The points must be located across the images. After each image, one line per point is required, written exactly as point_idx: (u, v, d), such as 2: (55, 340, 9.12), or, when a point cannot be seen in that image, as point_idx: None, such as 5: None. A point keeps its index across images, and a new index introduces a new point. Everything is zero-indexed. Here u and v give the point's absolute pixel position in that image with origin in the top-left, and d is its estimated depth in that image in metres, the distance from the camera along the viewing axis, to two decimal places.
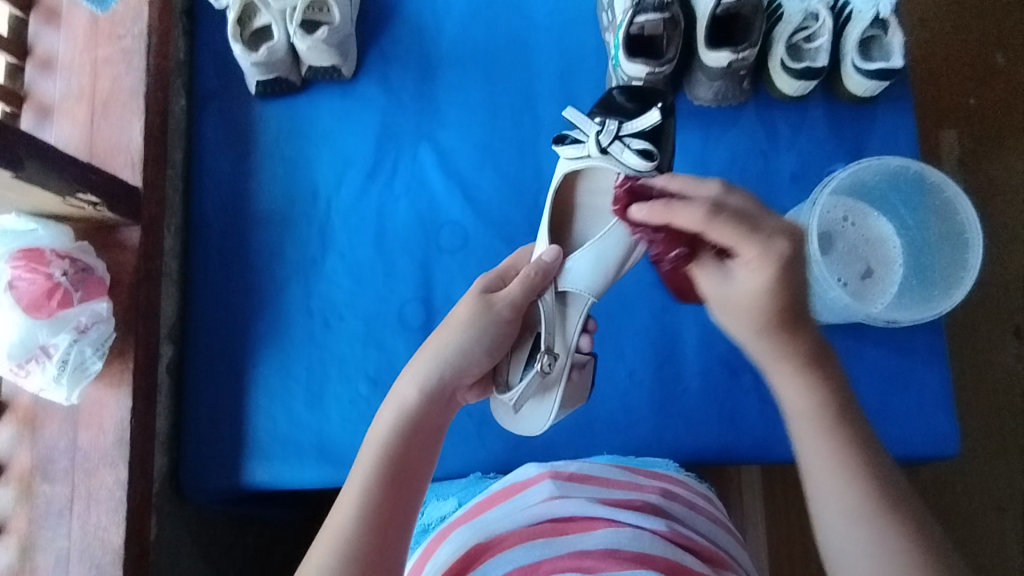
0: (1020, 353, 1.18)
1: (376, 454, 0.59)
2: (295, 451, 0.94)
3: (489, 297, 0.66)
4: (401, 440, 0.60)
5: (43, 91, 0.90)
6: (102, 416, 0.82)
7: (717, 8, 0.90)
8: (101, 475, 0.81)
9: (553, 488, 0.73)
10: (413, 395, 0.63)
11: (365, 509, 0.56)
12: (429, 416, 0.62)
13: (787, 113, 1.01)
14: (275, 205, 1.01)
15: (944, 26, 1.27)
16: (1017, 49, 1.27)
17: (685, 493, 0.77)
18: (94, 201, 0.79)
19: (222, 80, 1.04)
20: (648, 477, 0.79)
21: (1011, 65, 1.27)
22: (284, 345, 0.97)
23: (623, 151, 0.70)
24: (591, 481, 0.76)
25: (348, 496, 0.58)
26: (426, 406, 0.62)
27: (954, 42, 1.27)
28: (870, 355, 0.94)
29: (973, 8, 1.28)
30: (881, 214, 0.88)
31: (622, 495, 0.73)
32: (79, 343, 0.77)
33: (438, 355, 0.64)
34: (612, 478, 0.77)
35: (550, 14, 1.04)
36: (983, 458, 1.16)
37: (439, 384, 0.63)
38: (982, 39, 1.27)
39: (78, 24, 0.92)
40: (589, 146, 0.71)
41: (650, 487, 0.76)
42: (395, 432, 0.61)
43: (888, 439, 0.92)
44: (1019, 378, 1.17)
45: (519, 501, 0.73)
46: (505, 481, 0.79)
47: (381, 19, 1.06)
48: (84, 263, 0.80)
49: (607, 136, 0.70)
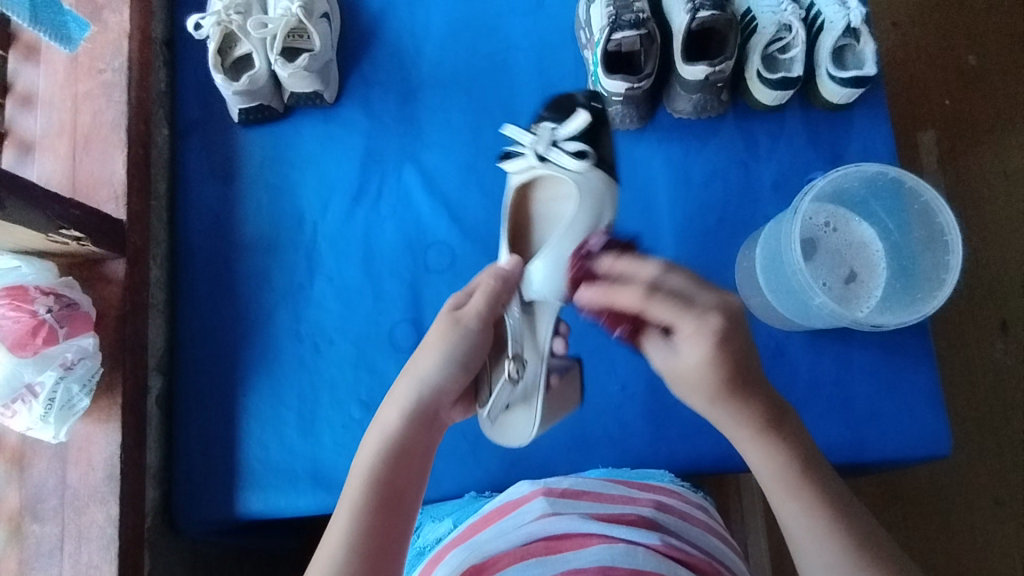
0: (1008, 348, 1.20)
1: (362, 478, 0.59)
2: (289, 478, 0.93)
3: (455, 315, 0.64)
4: (389, 464, 0.59)
5: (24, 127, 0.90)
6: (91, 452, 0.81)
7: (693, 23, 0.91)
8: (92, 513, 0.80)
9: (547, 505, 0.73)
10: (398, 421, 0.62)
11: (354, 539, 0.56)
12: (417, 438, 0.62)
13: (766, 123, 1.03)
14: (261, 231, 1.01)
15: (916, 31, 1.30)
16: (988, 50, 1.30)
17: (679, 504, 0.77)
18: (78, 236, 0.78)
19: (204, 109, 1.04)
20: (642, 490, 0.79)
21: (983, 66, 1.30)
22: (274, 372, 0.97)
23: (559, 152, 0.73)
24: (584, 496, 0.76)
25: (338, 525, 0.57)
26: (413, 430, 0.62)
27: (927, 46, 1.29)
28: (858, 359, 0.95)
29: (943, 12, 1.31)
30: (862, 219, 0.89)
31: (616, 510, 0.73)
32: (66, 380, 0.76)
33: (419, 381, 0.63)
34: (606, 492, 0.77)
35: (529, 34, 1.05)
36: (978, 454, 1.17)
37: (423, 406, 0.62)
38: (954, 41, 1.30)
39: (57, 59, 0.92)
40: (529, 156, 0.74)
41: (644, 500, 0.76)
42: (380, 457, 0.60)
43: (881, 440, 0.92)
44: (1009, 373, 1.19)
45: (514, 519, 0.73)
46: (499, 500, 0.79)
47: (361, 44, 1.07)
48: (69, 298, 0.79)
49: (541, 142, 0.74)
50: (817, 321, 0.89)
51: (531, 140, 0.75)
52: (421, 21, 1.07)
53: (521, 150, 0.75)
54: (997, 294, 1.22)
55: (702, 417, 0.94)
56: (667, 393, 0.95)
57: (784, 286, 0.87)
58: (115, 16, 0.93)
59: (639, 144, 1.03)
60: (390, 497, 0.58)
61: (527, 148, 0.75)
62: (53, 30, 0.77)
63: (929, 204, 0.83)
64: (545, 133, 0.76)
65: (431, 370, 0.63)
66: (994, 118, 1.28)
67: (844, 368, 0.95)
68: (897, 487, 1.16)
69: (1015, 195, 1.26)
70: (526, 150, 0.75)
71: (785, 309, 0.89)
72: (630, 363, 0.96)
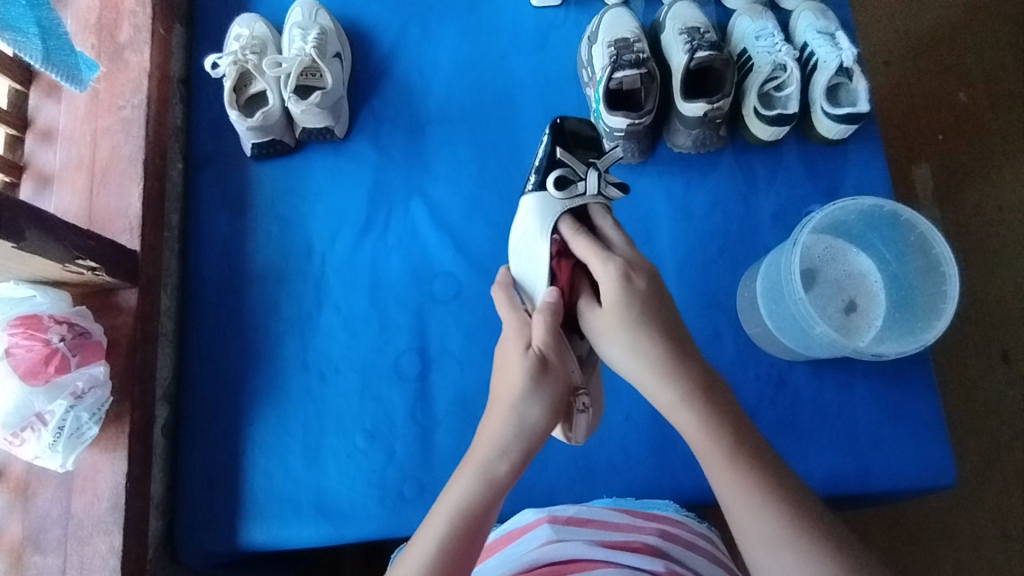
0: (1010, 379, 1.20)
1: (453, 512, 0.53)
2: (293, 508, 0.93)
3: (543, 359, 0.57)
4: (485, 502, 0.53)
5: (43, 161, 0.93)
6: (97, 481, 0.81)
7: (691, 63, 0.96)
8: (95, 543, 0.80)
9: (551, 532, 0.73)
10: (506, 470, 0.54)
11: (434, 571, 0.50)
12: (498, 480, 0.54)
13: (764, 157, 1.06)
14: (271, 261, 1.03)
15: (907, 68, 1.34)
16: (978, 87, 1.34)
17: (682, 532, 0.77)
18: (93, 266, 0.79)
19: (218, 144, 1.08)
20: (647, 520, 0.79)
21: (973, 102, 1.34)
22: (280, 401, 0.97)
23: (610, 190, 0.70)
24: (589, 524, 0.76)
25: (419, 553, 0.51)
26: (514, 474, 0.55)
27: (918, 84, 1.34)
28: (861, 389, 0.96)
29: (934, 50, 1.35)
30: (860, 250, 0.91)
31: (622, 536, 0.73)
32: (75, 409, 0.76)
33: (521, 427, 0.55)
34: (611, 520, 0.77)
35: (533, 73, 1.10)
36: (984, 484, 1.16)
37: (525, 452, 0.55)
38: (944, 79, 1.34)
39: (78, 97, 0.95)
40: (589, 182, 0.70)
41: (649, 529, 0.76)
42: (477, 497, 0.53)
43: (885, 473, 0.93)
44: (1009, 404, 1.19)
45: (519, 546, 0.72)
46: (506, 528, 0.81)
47: (372, 83, 1.11)
48: (81, 327, 0.79)
49: (597, 178, 0.70)
50: (820, 352, 0.89)
51: (592, 175, 0.70)
52: (429, 59, 1.11)
53: (577, 182, 0.70)
54: (995, 325, 1.23)
55: None
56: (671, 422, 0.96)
57: (785, 316, 0.88)
58: (137, 55, 0.97)
59: (641, 177, 1.06)
60: (474, 544, 0.52)
61: (587, 181, 0.70)
62: (63, 70, 0.73)
63: (924, 235, 0.84)
64: (599, 165, 0.70)
65: (540, 421, 0.56)
66: (985, 152, 1.31)
67: (846, 398, 0.96)
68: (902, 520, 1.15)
69: (1010, 227, 1.28)
70: (583, 181, 0.70)
71: (786, 339, 0.89)
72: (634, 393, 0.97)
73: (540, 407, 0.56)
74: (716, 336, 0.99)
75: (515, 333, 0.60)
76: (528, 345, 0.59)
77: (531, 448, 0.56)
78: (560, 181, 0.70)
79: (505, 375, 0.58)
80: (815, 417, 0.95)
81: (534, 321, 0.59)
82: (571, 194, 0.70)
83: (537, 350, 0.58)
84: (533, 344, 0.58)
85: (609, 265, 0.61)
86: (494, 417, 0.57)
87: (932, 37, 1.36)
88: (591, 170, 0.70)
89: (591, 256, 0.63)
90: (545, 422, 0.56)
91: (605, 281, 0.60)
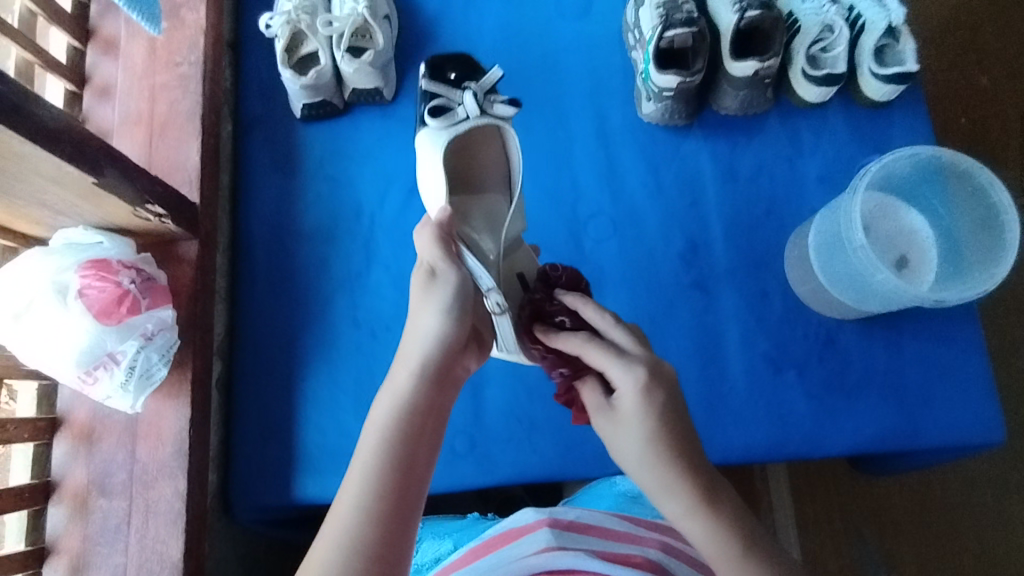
0: None
1: (382, 434, 0.54)
2: (345, 462, 0.94)
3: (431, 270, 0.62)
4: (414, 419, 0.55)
5: (101, 116, 0.94)
6: (161, 427, 0.82)
7: (740, 22, 0.97)
8: (160, 487, 0.80)
9: (551, 537, 0.73)
10: (410, 383, 0.56)
11: (370, 489, 0.51)
12: (430, 398, 0.56)
13: (809, 120, 1.06)
14: (321, 221, 1.04)
15: None
16: None
17: (684, 547, 0.76)
18: (161, 213, 0.79)
19: (268, 106, 1.08)
20: (649, 530, 0.78)
21: None
22: (332, 357, 0.99)
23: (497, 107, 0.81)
24: (590, 531, 0.76)
25: (354, 479, 0.52)
26: (430, 389, 0.56)
27: None
28: (910, 347, 0.96)
29: None
30: (914, 206, 0.91)
31: (625, 549, 0.72)
32: (146, 349, 0.77)
33: (424, 339, 0.58)
34: (614, 530, 0.77)
35: (577, 39, 1.12)
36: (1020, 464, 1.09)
37: (441, 364, 0.57)
38: None
39: (135, 54, 0.96)
40: (466, 107, 0.79)
41: (650, 540, 0.75)
42: (390, 423, 0.54)
43: (933, 432, 0.93)
44: None
45: (517, 547, 0.73)
46: (505, 527, 0.81)
47: (418, 47, 1.12)
48: (147, 273, 0.80)
49: (473, 102, 0.79)
50: (873, 305, 0.89)
51: (469, 98, 0.79)
52: (474, 24, 1.13)
53: (457, 109, 0.80)
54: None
55: (755, 404, 0.96)
56: (720, 381, 0.97)
57: (841, 269, 0.88)
58: (192, 14, 0.98)
59: (686, 140, 1.07)
60: (411, 458, 0.54)
61: (465, 105, 0.80)
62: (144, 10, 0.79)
63: (981, 184, 0.84)
64: (475, 90, 0.81)
65: (435, 325, 0.58)
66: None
67: (895, 357, 0.96)
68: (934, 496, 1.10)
69: None
70: (463, 108, 0.80)
71: (842, 293, 0.89)
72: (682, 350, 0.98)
73: (434, 315, 0.59)
74: (764, 295, 1.00)
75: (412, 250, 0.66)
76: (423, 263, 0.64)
77: (443, 357, 0.58)
78: (439, 112, 0.81)
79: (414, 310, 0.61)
80: (863, 375, 0.96)
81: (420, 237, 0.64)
82: (451, 119, 0.80)
83: (428, 266, 0.62)
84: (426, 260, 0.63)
85: (626, 372, 0.57)
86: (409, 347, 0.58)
87: None
88: (466, 91, 0.80)
89: (603, 361, 0.58)
90: (452, 334, 0.58)
91: (623, 385, 0.57)
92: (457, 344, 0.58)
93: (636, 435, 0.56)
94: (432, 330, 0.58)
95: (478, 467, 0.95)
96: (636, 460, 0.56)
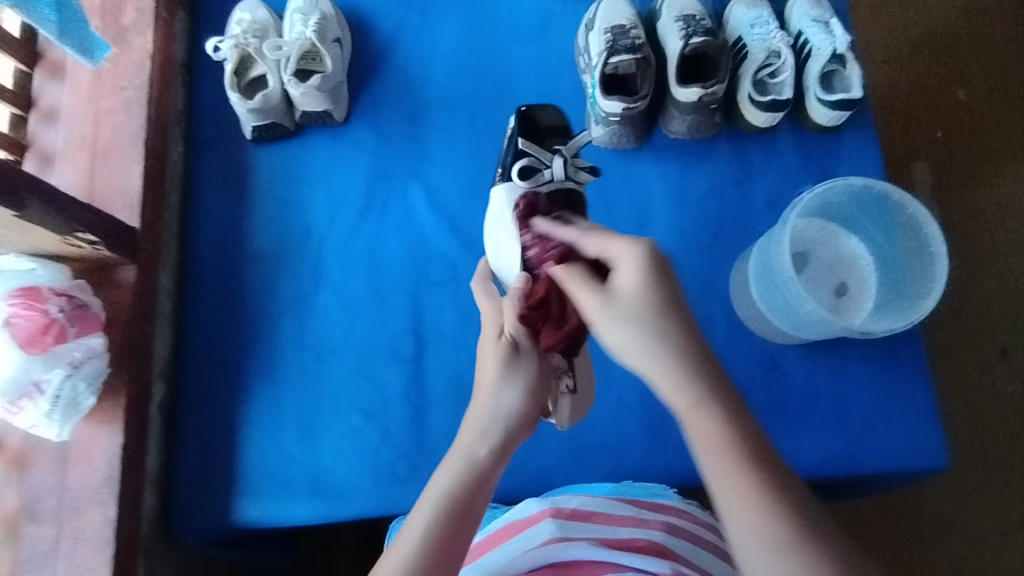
0: (1010, 376, 1.22)
1: (440, 494, 0.58)
2: (286, 486, 0.94)
3: (513, 341, 0.66)
4: (473, 488, 0.59)
5: (46, 140, 0.94)
6: (93, 453, 0.82)
7: (685, 48, 0.97)
8: (89, 514, 0.80)
9: (554, 528, 0.75)
10: (484, 453, 0.60)
11: (426, 543, 0.55)
12: (491, 473, 0.60)
13: (758, 144, 1.06)
14: (270, 244, 1.04)
15: (909, 64, 1.36)
16: (977, 85, 1.35)
17: (688, 526, 0.78)
18: (94, 240, 0.80)
19: (219, 127, 1.09)
20: (652, 512, 0.80)
21: (972, 101, 1.34)
22: (276, 380, 0.98)
23: (580, 175, 0.76)
24: (592, 518, 0.78)
25: (413, 528, 0.57)
26: (495, 463, 0.61)
27: (921, 79, 1.35)
28: (854, 373, 0.96)
29: (936, 48, 1.36)
30: (852, 234, 0.91)
31: (627, 534, 0.74)
32: (73, 377, 0.77)
33: (500, 415, 0.63)
34: (617, 514, 0.79)
35: (530, 60, 1.12)
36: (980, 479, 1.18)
37: (505, 441, 0.62)
38: (944, 76, 1.35)
39: (81, 77, 0.96)
40: (555, 173, 0.74)
41: (654, 522, 0.77)
42: (461, 483, 0.59)
43: (875, 459, 0.93)
44: (1013, 404, 1.21)
45: (523, 541, 0.75)
46: (508, 518, 0.82)
47: (371, 69, 1.12)
48: (80, 299, 0.80)
49: (562, 166, 0.74)
50: (808, 333, 0.89)
51: (557, 161, 0.74)
52: (428, 46, 1.13)
53: (544, 170, 0.75)
54: (994, 322, 1.24)
55: None
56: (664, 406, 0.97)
57: (775, 298, 0.88)
58: (139, 38, 0.98)
59: (636, 163, 1.07)
60: (465, 520, 0.58)
61: (552, 169, 0.75)
62: (78, 44, 0.76)
63: (914, 216, 0.84)
64: (564, 153, 0.75)
65: (514, 404, 0.63)
66: (986, 148, 1.32)
67: (839, 382, 0.96)
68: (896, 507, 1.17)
69: (1013, 224, 1.29)
70: (549, 169, 0.75)
71: (778, 321, 0.89)
72: (626, 374, 0.98)
73: (513, 392, 0.63)
74: (710, 320, 1.00)
75: (491, 318, 0.70)
76: (501, 332, 0.68)
77: (512, 436, 0.62)
78: (527, 171, 0.75)
79: (484, 368, 0.66)
80: (806, 400, 0.96)
81: (505, 304, 0.67)
82: (538, 182, 0.75)
83: (511, 337, 0.66)
84: (506, 330, 0.67)
85: (632, 248, 0.58)
86: (477, 406, 0.63)
87: (936, 33, 1.37)
88: (556, 156, 0.74)
89: (610, 239, 0.60)
90: (520, 406, 0.63)
91: (628, 264, 0.57)
92: (528, 425, 0.64)
93: (642, 331, 0.55)
94: (509, 407, 0.63)
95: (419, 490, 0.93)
96: (640, 351, 0.55)
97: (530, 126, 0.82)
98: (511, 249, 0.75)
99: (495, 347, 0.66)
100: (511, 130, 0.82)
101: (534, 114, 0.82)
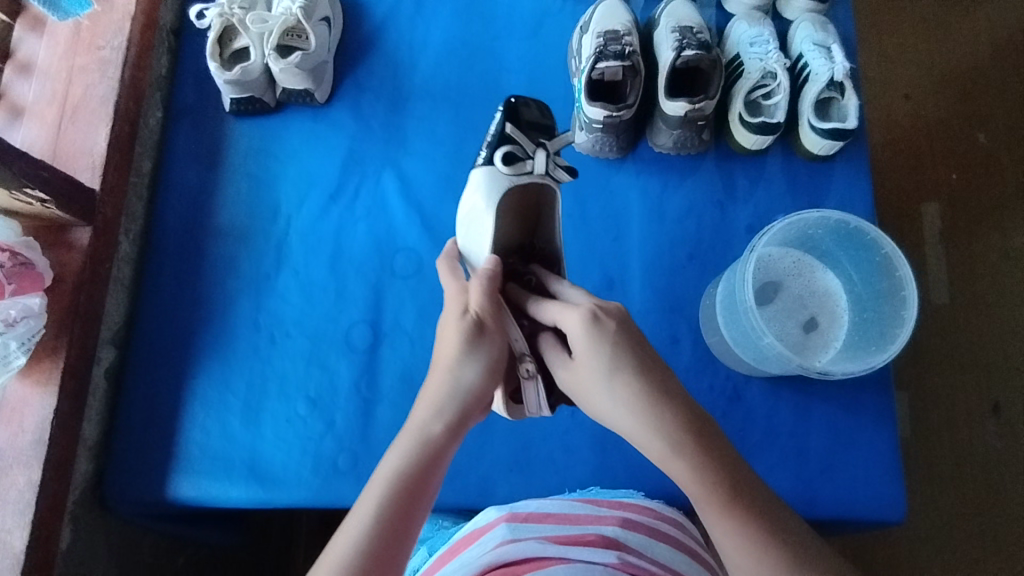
0: (1000, 430, 1.17)
1: (389, 475, 0.54)
2: (224, 467, 0.92)
3: (478, 319, 0.60)
4: (424, 465, 0.55)
5: (17, 92, 0.93)
6: (24, 413, 0.81)
7: (677, 60, 0.94)
8: (13, 475, 0.79)
9: (507, 532, 0.71)
10: (441, 430, 0.57)
11: (375, 521, 0.51)
12: (444, 450, 0.56)
13: (746, 167, 1.03)
14: (237, 219, 1.02)
15: (928, 102, 1.31)
16: (997, 129, 1.30)
17: (648, 521, 0.74)
18: (43, 198, 0.79)
19: (199, 96, 1.07)
20: (611, 509, 0.77)
21: (991, 146, 1.30)
22: (226, 358, 0.97)
23: (558, 172, 0.75)
24: (546, 521, 0.74)
25: (362, 506, 0.52)
26: (450, 437, 0.57)
27: (940, 118, 1.31)
28: (817, 413, 0.93)
29: (957, 89, 1.32)
30: (828, 269, 0.88)
31: (579, 531, 0.71)
32: (4, 335, 0.77)
33: (456, 387, 0.58)
34: (571, 513, 0.76)
35: (522, 58, 1.09)
36: (961, 538, 1.13)
37: (462, 413, 0.58)
38: (964, 117, 1.31)
39: (60, 33, 0.95)
40: (536, 163, 0.74)
41: (610, 519, 0.74)
42: (411, 461, 0.55)
43: (833, 503, 0.89)
44: (999, 460, 1.16)
45: (476, 548, 0.71)
46: (467, 530, 0.79)
47: (359, 52, 1.10)
48: (25, 257, 0.80)
49: (545, 159, 0.74)
50: (770, 367, 0.86)
51: (540, 155, 0.74)
52: (420, 34, 1.10)
53: (526, 160, 0.74)
54: (990, 372, 1.20)
55: None
56: None
57: (738, 327, 0.85)
58: None
59: (618, 173, 1.04)
60: (418, 497, 0.54)
61: (533, 160, 0.74)
62: None
63: (888, 257, 0.80)
64: (548, 147, 0.75)
65: (474, 380, 0.58)
66: (1001, 197, 1.28)
67: (801, 419, 0.93)
68: (874, 552, 1.13)
69: (1017, 275, 1.24)
70: (532, 161, 0.74)
71: (740, 351, 0.86)
72: None
73: (473, 369, 0.59)
74: (674, 342, 0.97)
75: (456, 297, 0.63)
76: (466, 309, 0.62)
77: (468, 409, 0.58)
78: (509, 158, 0.75)
79: (444, 341, 0.61)
80: (765, 434, 0.93)
81: (472, 284, 0.61)
82: (519, 171, 0.74)
83: (475, 314, 0.60)
84: (470, 308, 0.61)
85: (576, 313, 0.58)
86: (435, 379, 0.59)
87: (959, 74, 1.33)
88: (540, 149, 0.74)
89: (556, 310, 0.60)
90: (479, 382, 0.59)
91: (574, 329, 0.58)
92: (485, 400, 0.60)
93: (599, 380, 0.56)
94: (467, 382, 0.58)
95: (356, 485, 0.90)
96: (615, 411, 0.55)
97: (522, 113, 0.82)
98: (482, 230, 0.73)
99: (458, 322, 0.60)
100: (500, 113, 0.81)
101: (520, 107, 0.82)
